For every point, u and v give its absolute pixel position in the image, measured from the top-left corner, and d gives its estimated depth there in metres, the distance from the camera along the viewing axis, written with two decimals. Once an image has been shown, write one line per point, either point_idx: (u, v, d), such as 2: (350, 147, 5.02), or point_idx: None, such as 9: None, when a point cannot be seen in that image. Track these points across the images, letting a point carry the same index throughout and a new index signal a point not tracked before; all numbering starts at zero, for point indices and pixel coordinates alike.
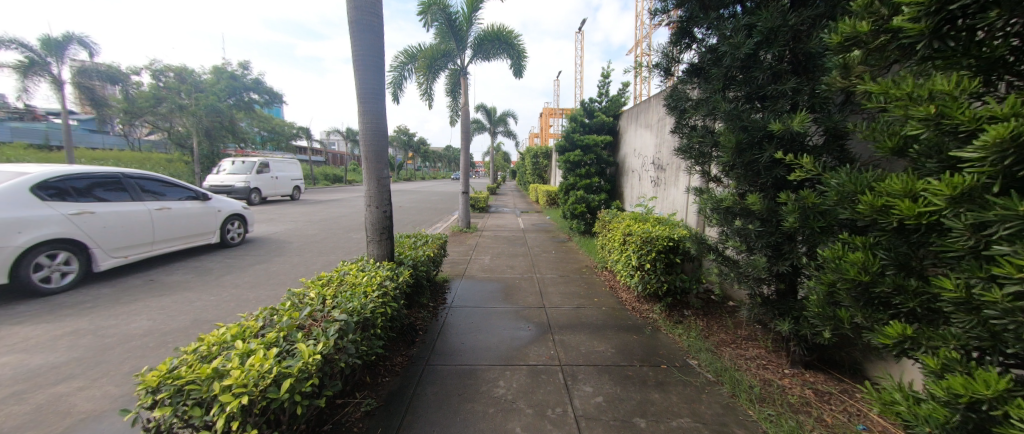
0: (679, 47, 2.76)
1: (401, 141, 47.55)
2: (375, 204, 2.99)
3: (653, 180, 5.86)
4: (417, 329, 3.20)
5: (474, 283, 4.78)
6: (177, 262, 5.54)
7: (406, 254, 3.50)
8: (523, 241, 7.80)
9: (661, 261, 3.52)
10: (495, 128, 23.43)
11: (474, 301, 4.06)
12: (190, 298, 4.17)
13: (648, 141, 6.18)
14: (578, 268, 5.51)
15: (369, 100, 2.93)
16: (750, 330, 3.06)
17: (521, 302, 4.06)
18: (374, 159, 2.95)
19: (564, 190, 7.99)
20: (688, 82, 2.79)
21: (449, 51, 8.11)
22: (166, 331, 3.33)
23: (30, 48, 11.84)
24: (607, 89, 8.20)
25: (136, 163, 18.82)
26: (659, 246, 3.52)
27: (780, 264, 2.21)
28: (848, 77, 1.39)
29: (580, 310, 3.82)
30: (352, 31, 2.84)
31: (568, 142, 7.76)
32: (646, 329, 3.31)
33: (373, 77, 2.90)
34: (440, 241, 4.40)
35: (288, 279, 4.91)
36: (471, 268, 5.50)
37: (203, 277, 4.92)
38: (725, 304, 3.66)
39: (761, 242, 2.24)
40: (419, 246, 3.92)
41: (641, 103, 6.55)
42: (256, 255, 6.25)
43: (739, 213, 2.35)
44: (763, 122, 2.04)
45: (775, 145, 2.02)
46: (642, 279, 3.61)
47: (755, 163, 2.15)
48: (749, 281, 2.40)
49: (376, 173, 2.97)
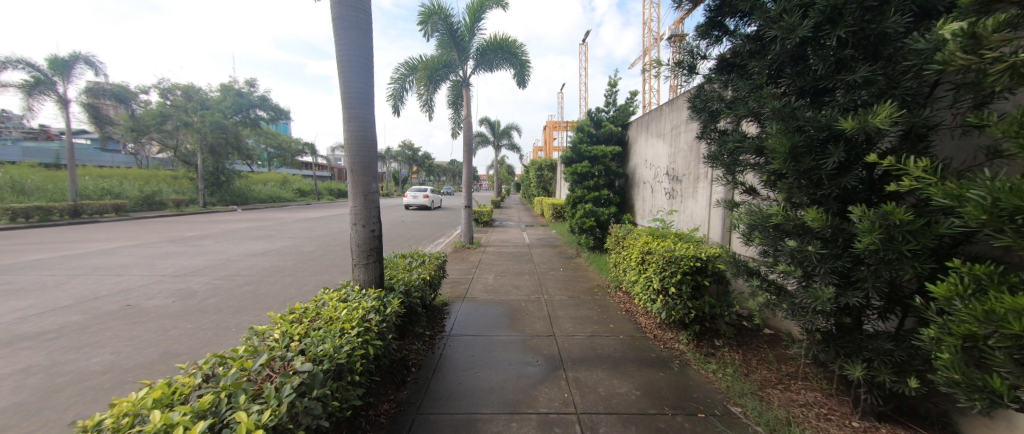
0: (709, 40, 2.43)
1: (406, 156, 48.01)
2: (362, 222, 2.63)
3: (668, 193, 5.49)
4: (409, 366, 2.78)
5: (477, 306, 4.36)
6: (162, 284, 5.21)
7: (398, 278, 3.11)
8: (528, 257, 7.41)
9: (687, 283, 3.09)
10: (498, 141, 23.23)
11: (476, 329, 3.64)
12: (167, 325, 3.82)
13: (660, 151, 5.84)
14: (589, 288, 5.08)
15: (357, 105, 2.61)
16: (797, 367, 2.60)
17: (528, 329, 3.63)
18: (360, 171, 2.61)
19: (571, 203, 7.62)
20: (719, 80, 2.45)
21: (450, 62, 7.89)
22: (127, 367, 2.96)
23: (36, 68, 11.95)
24: (614, 99, 7.92)
25: (142, 182, 18.92)
26: (684, 267, 3.09)
27: (849, 296, 1.79)
28: (984, 49, 1.04)
29: (595, 339, 3.38)
30: (336, 29, 2.54)
31: (574, 153, 7.40)
32: (674, 364, 2.86)
33: (361, 79, 2.60)
34: (439, 262, 4.01)
35: (275, 303, 4.54)
36: (473, 288, 5.11)
37: (186, 301, 4.58)
38: (761, 333, 3.21)
39: (824, 267, 1.82)
40: (415, 268, 3.54)
41: (651, 112, 6.24)
42: (247, 274, 5.91)
43: (791, 230, 1.96)
44: (828, 119, 1.66)
45: (842, 148, 1.64)
46: (666, 304, 3.17)
47: (815, 171, 1.77)
48: (807, 315, 1.97)
49: (363, 187, 2.62)
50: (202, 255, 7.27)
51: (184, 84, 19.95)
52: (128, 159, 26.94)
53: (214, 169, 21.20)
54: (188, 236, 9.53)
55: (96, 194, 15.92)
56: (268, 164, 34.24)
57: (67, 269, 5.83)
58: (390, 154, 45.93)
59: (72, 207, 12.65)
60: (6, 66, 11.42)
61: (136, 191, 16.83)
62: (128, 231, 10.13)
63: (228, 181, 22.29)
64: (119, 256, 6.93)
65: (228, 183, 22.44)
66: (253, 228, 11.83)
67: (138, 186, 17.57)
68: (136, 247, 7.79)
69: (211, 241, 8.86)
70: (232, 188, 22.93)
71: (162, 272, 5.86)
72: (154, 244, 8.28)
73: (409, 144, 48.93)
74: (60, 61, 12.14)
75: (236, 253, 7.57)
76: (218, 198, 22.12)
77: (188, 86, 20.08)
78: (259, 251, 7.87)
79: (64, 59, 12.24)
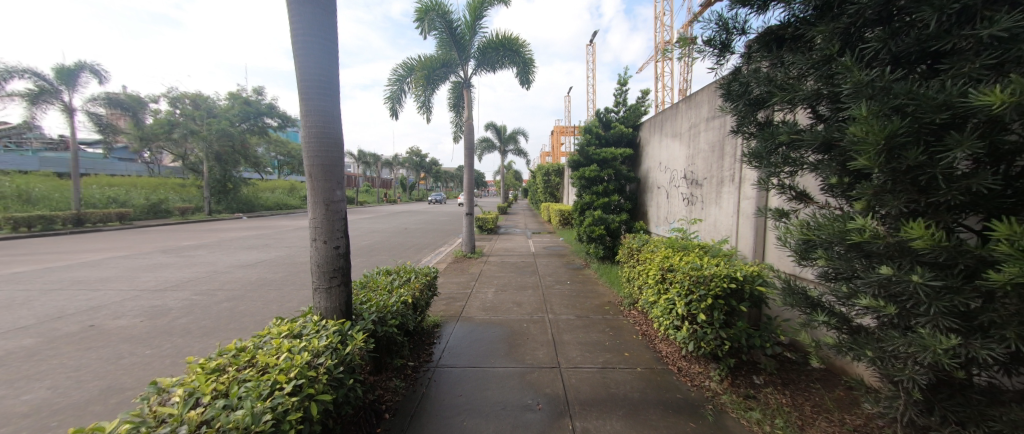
0: (750, 8, 1.94)
1: (414, 163, 48.08)
2: (323, 237, 2.17)
3: (687, 198, 4.99)
4: (380, 412, 2.28)
5: (472, 328, 3.84)
6: (137, 301, 4.85)
7: (373, 302, 2.62)
8: (533, 268, 6.89)
9: (720, 309, 2.54)
10: (504, 147, 22.86)
11: (468, 357, 3.13)
12: (123, 351, 3.41)
13: (677, 153, 5.32)
14: (600, 305, 4.54)
15: (317, 95, 2.17)
16: (868, 421, 2.04)
17: (528, 358, 3.12)
18: (321, 174, 2.15)
19: (578, 210, 7.11)
20: (764, 57, 1.94)
21: (450, 61, 7.51)
22: (56, 408, 2.52)
23: (43, 77, 12.05)
24: (624, 98, 7.45)
25: (148, 190, 19.01)
26: (717, 289, 2.54)
27: (980, 348, 1.24)
28: None
29: (608, 372, 2.85)
30: (288, 5, 2.10)
31: (582, 156, 6.93)
32: (706, 411, 2.31)
33: (323, 66, 2.17)
34: (428, 280, 3.52)
35: (251, 324, 4.12)
36: (470, 305, 4.61)
37: (155, 321, 4.18)
38: (811, 369, 2.65)
39: (938, 305, 1.27)
40: (397, 288, 3.05)
41: (666, 110, 5.75)
42: (231, 289, 5.51)
43: (881, 252, 1.43)
44: (947, 94, 1.15)
45: (974, 133, 1.12)
46: (693, 334, 2.63)
47: (924, 169, 1.24)
48: (905, 370, 1.42)
49: (326, 195, 2.17)
50: (190, 267, 6.94)
51: (193, 93, 20.12)
52: (139, 168, 27.23)
53: (221, 177, 21.27)
54: (183, 246, 9.26)
55: (101, 203, 15.93)
56: (277, 172, 34.53)
57: (43, 284, 5.52)
58: (398, 160, 45.92)
59: (74, 216, 12.57)
60: (12, 75, 11.51)
61: (141, 200, 16.83)
62: (123, 241, 9.93)
63: (234, 189, 22.36)
64: (104, 268, 6.63)
65: (234, 191, 22.50)
66: (251, 237, 11.56)
67: (144, 194, 17.60)
68: (125, 259, 7.50)
69: (204, 251, 8.55)
70: (238, 195, 22.98)
71: (140, 287, 5.50)
72: (145, 254, 8.00)
73: (416, 151, 49.07)
74: (66, 69, 12.19)
75: (226, 264, 7.22)
76: (224, 206, 22.19)
77: (196, 94, 20.22)
78: (250, 262, 7.51)
79: (70, 68, 12.31)
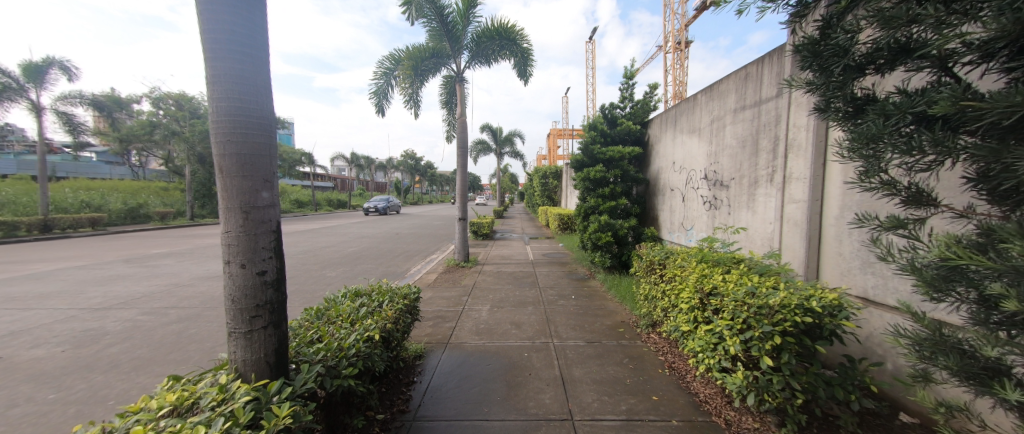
0: None
1: (409, 166, 47.11)
2: (238, 260, 1.50)
3: (708, 202, 4.39)
4: None
5: (463, 360, 3.15)
6: (69, 323, 4.12)
7: (323, 344, 1.93)
8: (532, 278, 6.24)
9: (790, 351, 1.90)
10: (501, 149, 22.29)
11: (456, 405, 2.45)
12: (20, 396, 2.69)
13: (695, 151, 4.73)
14: (613, 327, 3.87)
15: (228, 55, 1.50)
16: None
17: (531, 405, 2.45)
18: (234, 169, 1.48)
19: (581, 214, 6.49)
20: None
21: (440, 51, 6.89)
22: None
23: (7, 74, 11.27)
24: (631, 93, 6.87)
25: (128, 194, 18.17)
26: (788, 326, 1.88)
27: None
28: None
29: (635, 429, 2.18)
30: None
31: (586, 156, 6.32)
32: None
33: (230, 15, 1.50)
34: (407, 305, 2.83)
35: (196, 353, 3.42)
36: (461, 327, 3.95)
37: (79, 351, 3.45)
38: (905, 428, 2.00)
39: None
40: (362, 319, 2.35)
41: (680, 104, 5.16)
42: (187, 306, 4.79)
43: None
44: None
45: None
46: (752, 382, 1.98)
47: None
48: None
49: (245, 199, 1.50)
50: (150, 279, 6.19)
51: (177, 93, 19.32)
52: (123, 171, 26.43)
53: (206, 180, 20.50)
54: (152, 254, 8.49)
55: (74, 207, 15.12)
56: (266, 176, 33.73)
57: None
58: (393, 163, 45.30)
59: (41, 221, 11.76)
60: None
61: (119, 205, 16.01)
62: (85, 249, 9.13)
63: None
64: (49, 281, 5.86)
65: None
66: None
67: (123, 198, 16.76)
68: (79, 269, 6.74)
69: (171, 260, 7.79)
70: None
71: (81, 304, 4.77)
72: (104, 264, 7.22)
73: (411, 154, 48.41)
74: (33, 66, 11.47)
75: (192, 275, 6.48)
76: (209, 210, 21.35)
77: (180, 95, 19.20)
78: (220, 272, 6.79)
79: (38, 63, 11.59)
